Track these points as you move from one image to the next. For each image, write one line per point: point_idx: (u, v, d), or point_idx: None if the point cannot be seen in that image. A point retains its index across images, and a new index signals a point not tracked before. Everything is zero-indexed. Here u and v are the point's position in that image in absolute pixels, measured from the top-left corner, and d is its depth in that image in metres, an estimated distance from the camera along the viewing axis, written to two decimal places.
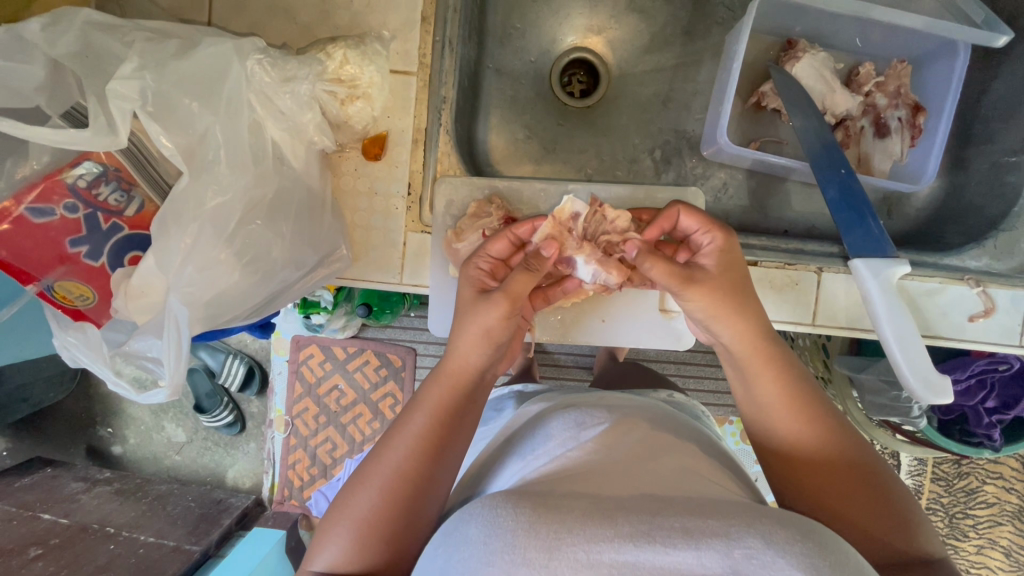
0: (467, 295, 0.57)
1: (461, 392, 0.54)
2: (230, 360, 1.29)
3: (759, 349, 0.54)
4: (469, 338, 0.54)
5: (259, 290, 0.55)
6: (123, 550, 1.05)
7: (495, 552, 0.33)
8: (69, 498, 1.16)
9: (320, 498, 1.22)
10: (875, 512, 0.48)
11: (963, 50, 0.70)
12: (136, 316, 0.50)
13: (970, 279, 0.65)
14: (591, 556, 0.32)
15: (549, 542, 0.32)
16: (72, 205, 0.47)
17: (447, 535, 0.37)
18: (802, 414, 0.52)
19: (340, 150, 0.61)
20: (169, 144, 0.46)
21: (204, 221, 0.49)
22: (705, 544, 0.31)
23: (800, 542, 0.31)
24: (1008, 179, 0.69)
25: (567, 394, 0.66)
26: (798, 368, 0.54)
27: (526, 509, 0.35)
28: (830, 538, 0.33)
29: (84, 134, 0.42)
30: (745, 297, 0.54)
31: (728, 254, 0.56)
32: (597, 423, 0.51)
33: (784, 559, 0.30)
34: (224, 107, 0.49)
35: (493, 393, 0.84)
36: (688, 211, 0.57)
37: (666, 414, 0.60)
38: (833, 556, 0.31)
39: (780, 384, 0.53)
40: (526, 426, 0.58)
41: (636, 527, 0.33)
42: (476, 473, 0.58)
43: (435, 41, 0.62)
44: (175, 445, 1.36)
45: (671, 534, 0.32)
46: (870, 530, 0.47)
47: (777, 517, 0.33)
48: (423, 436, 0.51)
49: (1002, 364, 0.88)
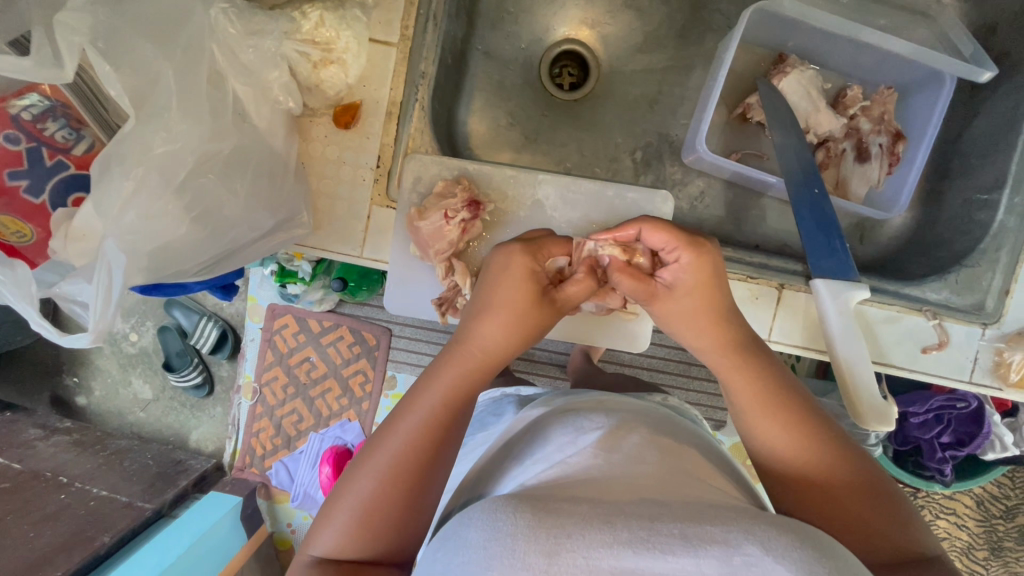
0: (507, 287, 0.53)
1: (473, 378, 0.52)
2: (204, 322, 1.28)
3: (731, 360, 0.53)
4: (511, 334, 0.53)
5: (209, 247, 0.55)
6: (73, 501, 1.04)
7: (495, 557, 0.32)
8: (25, 444, 1.14)
9: (281, 468, 1.26)
10: (880, 515, 0.46)
11: (949, 82, 0.70)
12: (73, 259, 0.48)
13: (927, 310, 0.65)
14: (590, 561, 0.31)
15: (548, 546, 0.32)
16: (14, 136, 0.45)
17: (447, 539, 0.36)
18: (795, 420, 0.49)
19: (310, 114, 0.60)
20: (118, 84, 0.44)
21: (150, 166, 0.47)
22: (703, 551, 0.31)
23: (798, 548, 0.31)
24: (977, 216, 0.69)
25: (569, 398, 0.65)
26: (784, 376, 0.53)
27: (526, 512, 0.34)
28: (831, 543, 0.32)
29: (24, 63, 0.40)
30: (712, 310, 0.53)
31: (700, 272, 0.53)
32: (596, 427, 0.50)
33: (783, 565, 0.30)
34: (182, 52, 0.48)
35: (488, 396, 0.82)
36: (652, 228, 0.55)
37: (665, 419, 0.59)
38: (833, 561, 0.31)
39: (752, 384, 0.51)
40: (529, 431, 0.56)
41: (634, 533, 0.32)
42: (477, 474, 0.56)
43: (419, 13, 0.61)
44: (140, 402, 1.34)
45: (670, 540, 0.32)
46: (874, 529, 0.45)
47: (772, 519, 0.33)
48: (426, 422, 0.50)
49: (960, 402, 0.90)
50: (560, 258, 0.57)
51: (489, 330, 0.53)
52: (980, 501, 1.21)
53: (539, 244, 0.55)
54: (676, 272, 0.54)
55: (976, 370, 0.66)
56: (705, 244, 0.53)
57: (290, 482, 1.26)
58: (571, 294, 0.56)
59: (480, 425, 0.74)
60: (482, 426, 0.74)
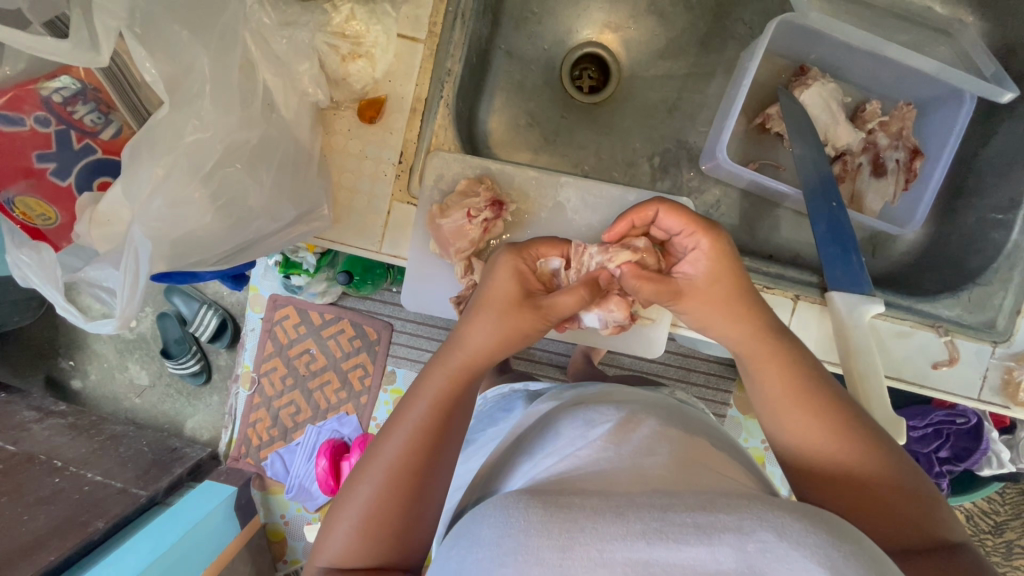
0: (502, 292, 0.53)
1: (462, 383, 0.51)
2: (204, 310, 1.28)
3: (758, 349, 0.52)
4: (498, 338, 0.52)
5: (231, 238, 0.55)
6: (67, 485, 1.04)
7: (509, 553, 0.32)
8: (19, 426, 1.13)
9: (276, 459, 1.25)
10: (907, 504, 0.46)
11: (969, 100, 0.70)
12: (98, 244, 0.49)
13: (939, 326, 0.66)
14: (604, 554, 0.31)
15: (563, 540, 0.31)
16: (44, 118, 0.45)
17: (460, 536, 0.36)
18: (824, 409, 0.49)
19: (335, 107, 0.59)
20: (153, 70, 0.44)
21: (179, 154, 0.47)
22: (717, 539, 0.30)
23: (813, 532, 0.30)
24: (990, 235, 0.70)
25: (576, 391, 0.65)
26: (806, 365, 0.51)
27: (539, 507, 0.33)
28: (847, 528, 0.31)
29: (62, 45, 0.40)
30: (746, 297, 0.53)
31: (716, 259, 0.53)
32: (606, 420, 0.50)
33: (800, 551, 0.29)
34: (216, 38, 0.48)
35: (498, 394, 0.81)
36: (669, 211, 0.54)
37: (679, 411, 0.59)
38: (849, 544, 0.30)
39: (786, 373, 0.51)
40: (538, 426, 0.56)
41: (648, 524, 0.32)
42: (489, 470, 0.56)
43: (447, 10, 0.61)
44: (136, 388, 1.34)
45: (684, 530, 0.31)
46: (901, 518, 0.46)
47: (790, 507, 0.32)
48: (423, 428, 0.49)
49: (959, 417, 0.91)
50: (553, 258, 0.57)
51: (478, 336, 0.52)
52: (970, 516, 1.22)
53: (524, 244, 0.56)
54: (696, 260, 0.54)
55: (984, 388, 0.67)
56: (717, 227, 0.53)
57: (285, 474, 1.25)
58: (562, 305, 0.52)
59: (490, 421, 0.73)
60: (491, 422, 0.73)
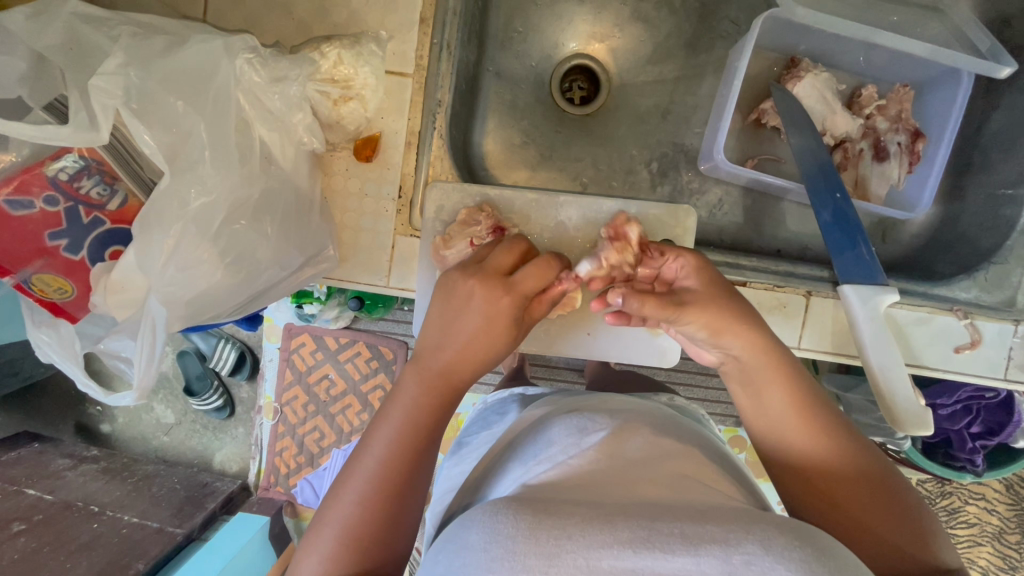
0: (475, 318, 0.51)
1: (436, 390, 0.52)
2: (222, 345, 1.29)
3: (764, 359, 0.52)
4: (471, 348, 0.52)
5: (241, 290, 0.56)
6: (106, 530, 1.05)
7: (496, 559, 0.31)
8: (55, 475, 1.15)
9: (305, 485, 1.27)
10: (896, 530, 0.46)
11: (967, 78, 0.69)
12: (114, 311, 0.51)
13: (959, 310, 0.65)
14: (591, 562, 0.30)
15: (548, 548, 0.31)
16: (52, 198, 0.47)
17: (449, 541, 0.35)
18: (815, 421, 0.50)
19: (331, 149, 0.60)
20: (151, 142, 0.46)
21: (187, 221, 0.49)
22: (704, 549, 0.30)
23: (798, 547, 0.30)
24: (1003, 211, 0.69)
25: (573, 400, 0.64)
26: (805, 376, 0.53)
27: (526, 515, 0.33)
28: (831, 545, 0.31)
29: (62, 130, 0.42)
30: (732, 303, 0.52)
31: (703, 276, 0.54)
32: (599, 428, 0.49)
33: (783, 565, 0.29)
34: (210, 105, 0.49)
35: (496, 396, 0.80)
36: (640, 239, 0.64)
37: (667, 419, 0.58)
38: (831, 560, 0.30)
39: (789, 394, 0.51)
40: (530, 432, 0.55)
41: (635, 533, 0.31)
42: (478, 478, 0.55)
43: (433, 42, 0.61)
44: (163, 426, 1.36)
45: (671, 540, 0.31)
46: (890, 544, 0.45)
47: (776, 521, 0.32)
48: (406, 430, 0.50)
49: (988, 392, 0.88)
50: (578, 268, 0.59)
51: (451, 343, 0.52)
52: (1009, 485, 1.18)
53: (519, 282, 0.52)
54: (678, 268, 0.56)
55: (1009, 367, 0.66)
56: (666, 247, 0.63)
57: (316, 499, 1.27)
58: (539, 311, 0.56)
59: (485, 425, 0.73)
60: (486, 425, 0.73)
